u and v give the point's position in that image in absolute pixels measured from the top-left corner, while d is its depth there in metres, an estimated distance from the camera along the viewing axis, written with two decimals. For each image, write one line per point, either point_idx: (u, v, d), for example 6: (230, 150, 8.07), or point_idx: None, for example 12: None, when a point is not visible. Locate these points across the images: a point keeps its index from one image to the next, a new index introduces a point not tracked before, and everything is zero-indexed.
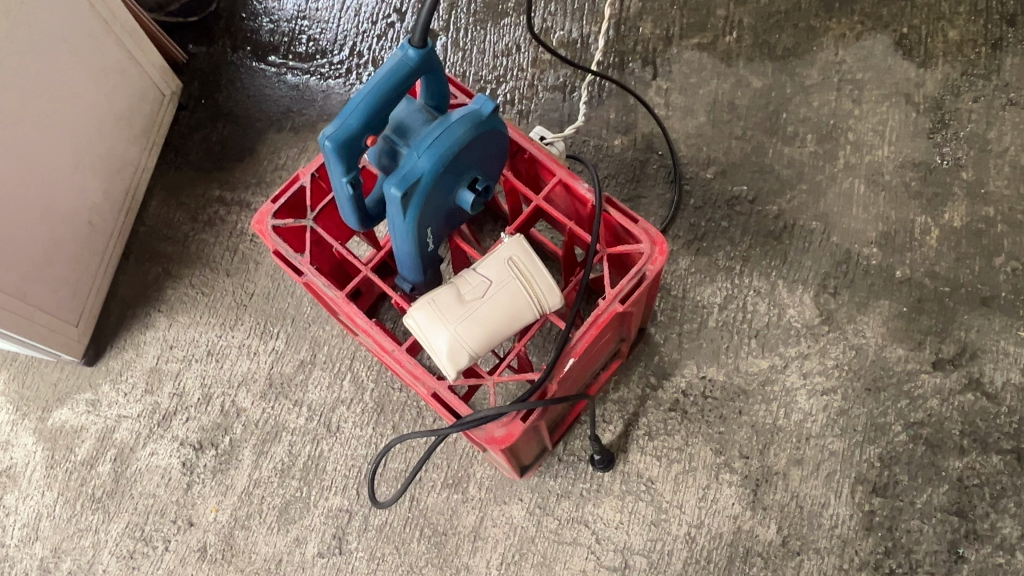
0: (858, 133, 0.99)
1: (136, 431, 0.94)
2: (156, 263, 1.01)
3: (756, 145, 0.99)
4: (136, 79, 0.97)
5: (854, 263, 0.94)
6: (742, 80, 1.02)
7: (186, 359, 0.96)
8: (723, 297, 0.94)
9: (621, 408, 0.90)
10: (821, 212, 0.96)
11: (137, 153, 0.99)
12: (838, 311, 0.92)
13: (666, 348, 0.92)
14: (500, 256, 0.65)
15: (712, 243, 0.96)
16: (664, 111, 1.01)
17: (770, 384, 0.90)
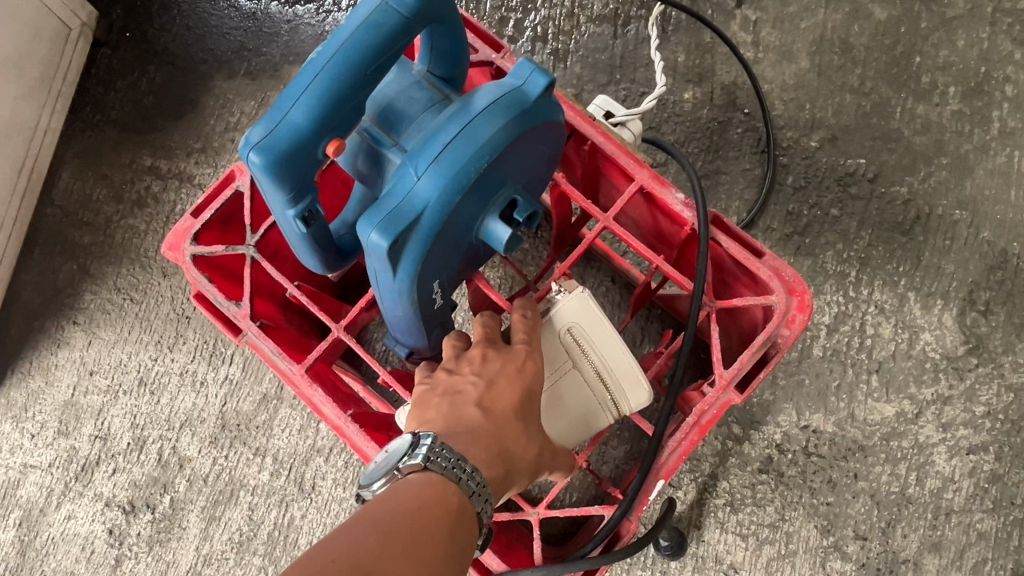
0: (1020, 86, 0.72)
1: (48, 487, 0.71)
2: (68, 258, 0.75)
3: (879, 102, 0.73)
4: (22, 8, 0.69)
5: (1013, 270, 0.69)
6: (859, 8, 0.75)
7: (111, 391, 0.73)
8: (833, 316, 0.69)
9: (693, 468, 0.67)
10: (968, 197, 0.70)
11: (32, 111, 0.73)
12: (990, 338, 0.68)
13: (755, 386, 0.68)
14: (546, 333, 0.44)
15: (818, 239, 0.70)
16: (752, 53, 0.74)
17: (897, 439, 0.66)
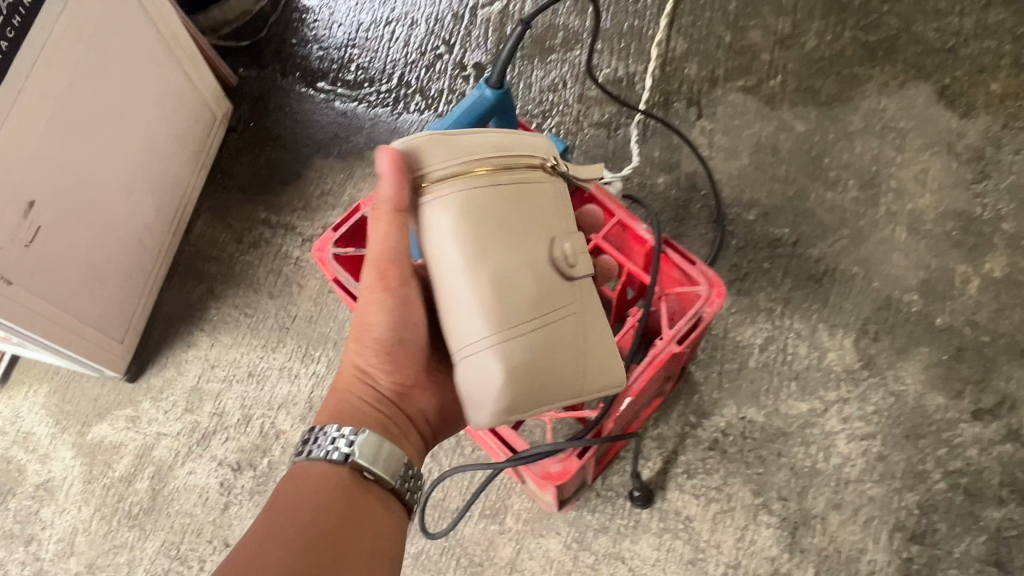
0: (900, 181, 1.00)
1: (176, 449, 0.95)
2: (199, 283, 1.01)
3: (799, 189, 1.00)
4: (193, 102, 0.98)
5: (895, 310, 0.95)
6: (786, 123, 1.04)
7: (227, 380, 0.97)
8: (764, 338, 0.94)
9: (660, 445, 0.91)
10: (863, 257, 0.97)
11: (188, 175, 1.00)
12: (879, 357, 0.93)
13: (706, 387, 0.93)
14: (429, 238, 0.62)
15: (753, 284, 0.96)
16: (707, 152, 1.03)
17: (810, 427, 0.90)
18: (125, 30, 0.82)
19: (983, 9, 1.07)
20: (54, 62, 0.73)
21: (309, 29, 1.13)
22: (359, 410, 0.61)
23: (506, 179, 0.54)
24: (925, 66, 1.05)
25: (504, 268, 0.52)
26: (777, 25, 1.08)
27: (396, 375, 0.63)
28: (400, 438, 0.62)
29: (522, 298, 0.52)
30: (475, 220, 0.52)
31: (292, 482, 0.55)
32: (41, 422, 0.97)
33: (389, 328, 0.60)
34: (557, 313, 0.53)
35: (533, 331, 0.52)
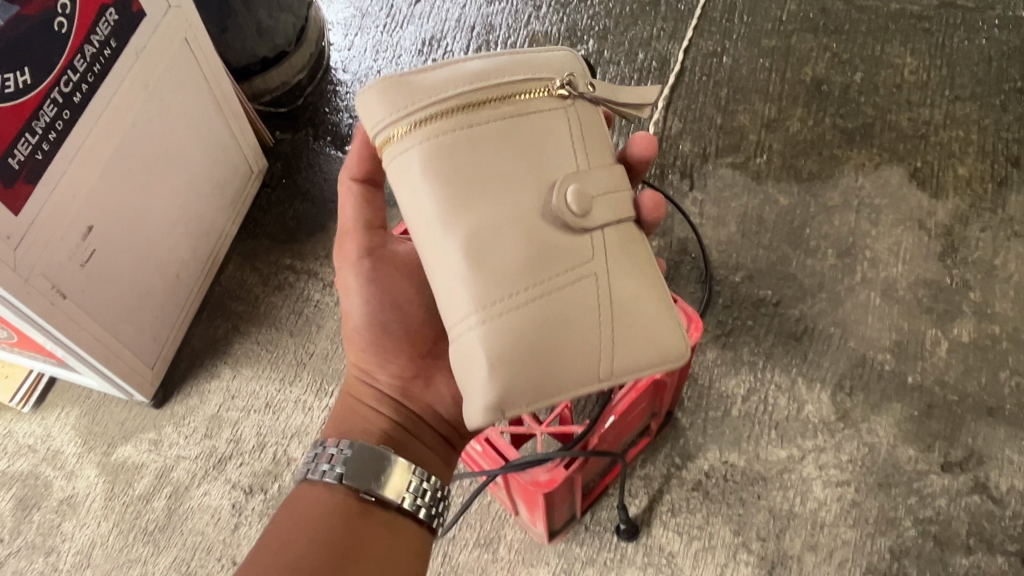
0: (876, 251, 1.09)
1: (193, 471, 1.01)
2: (226, 320, 1.10)
3: (781, 255, 1.09)
4: (235, 155, 1.09)
5: (869, 367, 1.02)
6: (770, 197, 1.13)
7: (245, 409, 1.04)
8: (746, 389, 1.01)
9: (646, 484, 0.96)
10: (840, 318, 1.05)
11: (224, 220, 1.10)
12: (853, 410, 0.99)
13: (692, 432, 0.99)
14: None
15: (737, 339, 1.04)
16: (698, 220, 1.12)
17: (788, 473, 0.96)
18: (182, 84, 0.93)
19: (952, 101, 1.18)
20: (123, 107, 0.83)
21: (342, 100, 1.26)
22: (358, 415, 0.67)
23: (485, 118, 0.58)
24: (899, 150, 1.16)
25: (486, 234, 0.56)
26: (763, 110, 1.20)
27: (389, 368, 0.69)
28: (405, 448, 0.66)
29: (506, 264, 0.56)
30: (444, 179, 0.57)
31: (301, 501, 0.61)
32: (70, 441, 1.04)
33: (362, 309, 0.69)
34: (547, 279, 0.56)
35: (528, 300, 0.56)
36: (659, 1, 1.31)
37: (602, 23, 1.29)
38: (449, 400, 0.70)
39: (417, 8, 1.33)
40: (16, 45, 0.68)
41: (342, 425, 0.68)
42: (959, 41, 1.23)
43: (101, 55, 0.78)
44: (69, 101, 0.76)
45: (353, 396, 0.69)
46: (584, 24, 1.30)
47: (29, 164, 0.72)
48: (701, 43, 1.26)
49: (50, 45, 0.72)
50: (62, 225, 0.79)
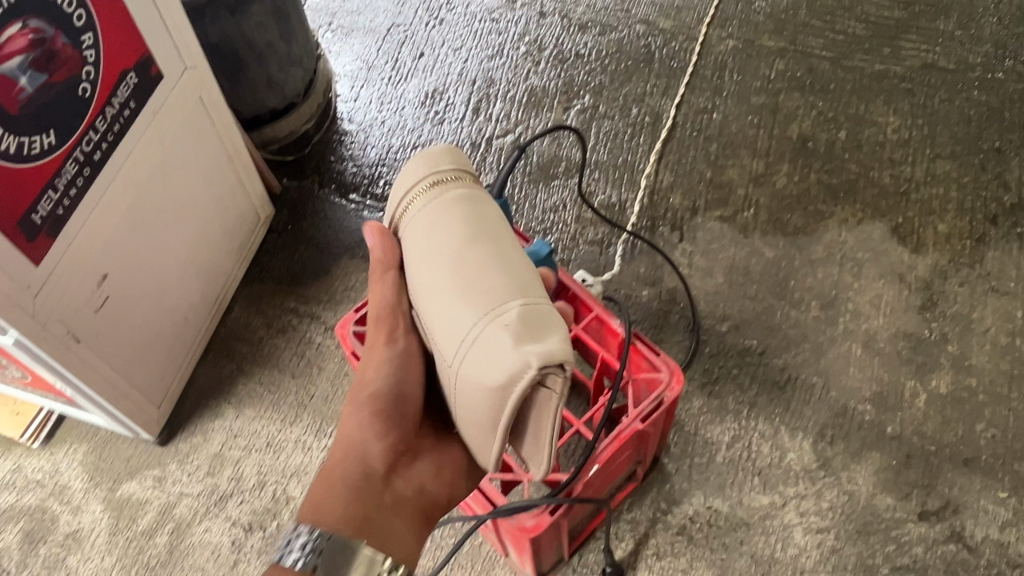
0: (857, 304, 1.13)
1: (195, 508, 1.04)
2: (231, 361, 1.14)
3: (767, 306, 1.13)
4: (243, 203, 1.13)
5: (849, 417, 1.05)
6: (757, 249, 1.18)
7: (247, 448, 1.08)
8: (730, 436, 1.04)
9: (633, 528, 0.99)
10: (822, 369, 1.08)
11: (231, 265, 1.15)
12: (834, 459, 1.02)
13: (677, 478, 1.02)
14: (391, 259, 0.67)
15: (723, 387, 1.08)
16: (687, 270, 1.17)
17: (770, 519, 0.99)
18: (194, 139, 0.98)
19: (932, 160, 1.24)
20: (138, 162, 0.88)
21: (347, 149, 1.31)
22: (337, 490, 0.67)
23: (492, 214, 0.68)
24: (881, 207, 1.20)
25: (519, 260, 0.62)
26: (751, 165, 1.25)
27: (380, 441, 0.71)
28: (379, 531, 0.66)
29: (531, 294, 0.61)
30: (483, 224, 0.63)
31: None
32: (77, 477, 1.08)
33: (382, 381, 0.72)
34: None
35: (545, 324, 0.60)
36: (653, 58, 1.37)
37: (598, 78, 1.35)
38: (429, 477, 0.73)
39: (421, 61, 1.39)
40: (43, 110, 0.73)
41: (318, 502, 0.66)
42: (939, 101, 1.29)
43: (120, 115, 0.83)
44: (90, 159, 0.81)
45: (341, 467, 0.69)
46: (581, 79, 1.35)
47: (50, 220, 0.77)
48: (693, 100, 1.32)
49: (73, 108, 0.77)
50: (79, 275, 0.83)
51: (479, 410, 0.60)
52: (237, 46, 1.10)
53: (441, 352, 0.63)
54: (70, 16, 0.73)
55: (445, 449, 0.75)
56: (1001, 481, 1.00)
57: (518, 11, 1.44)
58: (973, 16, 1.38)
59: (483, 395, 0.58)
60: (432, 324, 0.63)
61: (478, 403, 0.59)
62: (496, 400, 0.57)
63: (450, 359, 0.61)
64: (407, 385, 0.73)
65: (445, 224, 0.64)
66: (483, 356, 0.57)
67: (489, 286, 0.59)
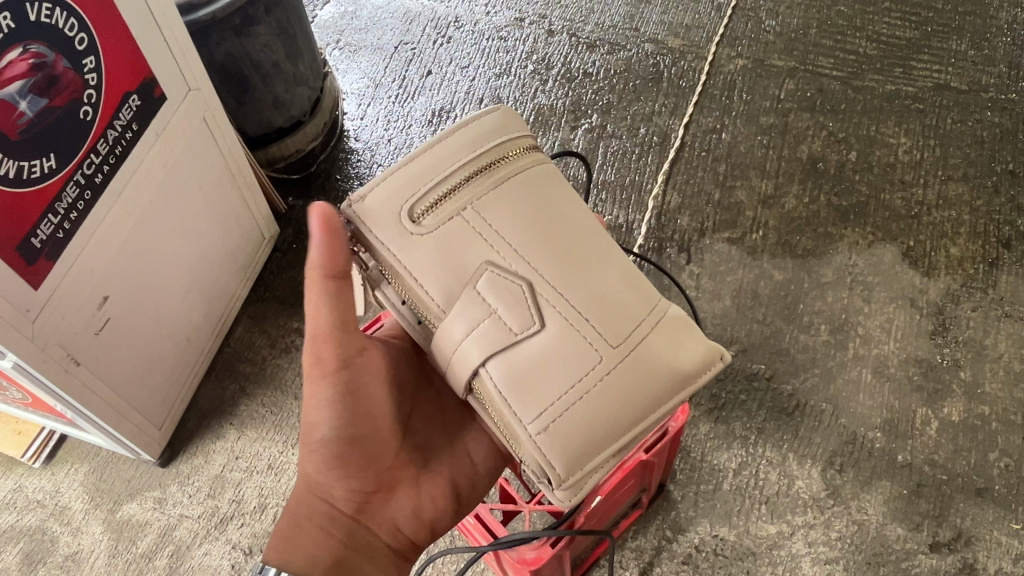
0: (868, 328, 1.11)
1: (195, 531, 1.03)
2: (233, 381, 1.13)
3: (775, 330, 1.12)
4: (247, 222, 1.13)
5: (859, 444, 1.03)
6: (765, 272, 1.16)
7: (248, 470, 1.07)
8: (738, 463, 1.02)
9: (637, 556, 0.97)
10: (832, 395, 1.06)
11: (234, 284, 1.14)
12: (843, 487, 1.00)
13: (683, 505, 1.00)
14: (456, 219, 0.62)
15: (730, 412, 1.06)
16: (694, 293, 1.15)
17: (778, 548, 0.97)
18: (198, 159, 0.97)
19: (944, 182, 1.22)
20: (141, 183, 0.88)
21: (353, 167, 1.31)
22: (310, 537, 0.65)
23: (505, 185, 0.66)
24: (892, 229, 1.19)
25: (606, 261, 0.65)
26: (760, 186, 1.24)
27: (351, 484, 0.67)
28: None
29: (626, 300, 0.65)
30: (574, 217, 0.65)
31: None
32: (77, 498, 1.07)
33: (331, 426, 0.65)
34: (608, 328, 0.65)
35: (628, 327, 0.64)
36: (661, 77, 1.36)
37: (606, 97, 1.34)
38: (408, 515, 0.71)
39: (428, 79, 1.39)
40: (44, 133, 0.73)
41: (288, 546, 0.64)
42: (952, 122, 1.28)
43: (122, 138, 0.83)
44: (91, 181, 0.80)
45: (308, 510, 0.67)
46: (588, 98, 1.35)
47: (50, 243, 0.77)
48: (701, 119, 1.31)
49: (75, 131, 0.76)
50: (79, 298, 0.83)
51: (604, 416, 0.59)
52: (243, 67, 1.10)
53: (535, 343, 0.59)
54: (71, 39, 0.72)
55: (427, 483, 0.73)
56: (1015, 512, 0.97)
57: (526, 30, 1.43)
58: (985, 36, 1.36)
59: (626, 402, 0.59)
60: (536, 306, 0.59)
61: (602, 406, 0.59)
62: (640, 412, 0.59)
63: (578, 350, 0.59)
64: (364, 419, 0.67)
65: (552, 206, 0.63)
66: (652, 364, 0.60)
67: (637, 293, 0.63)
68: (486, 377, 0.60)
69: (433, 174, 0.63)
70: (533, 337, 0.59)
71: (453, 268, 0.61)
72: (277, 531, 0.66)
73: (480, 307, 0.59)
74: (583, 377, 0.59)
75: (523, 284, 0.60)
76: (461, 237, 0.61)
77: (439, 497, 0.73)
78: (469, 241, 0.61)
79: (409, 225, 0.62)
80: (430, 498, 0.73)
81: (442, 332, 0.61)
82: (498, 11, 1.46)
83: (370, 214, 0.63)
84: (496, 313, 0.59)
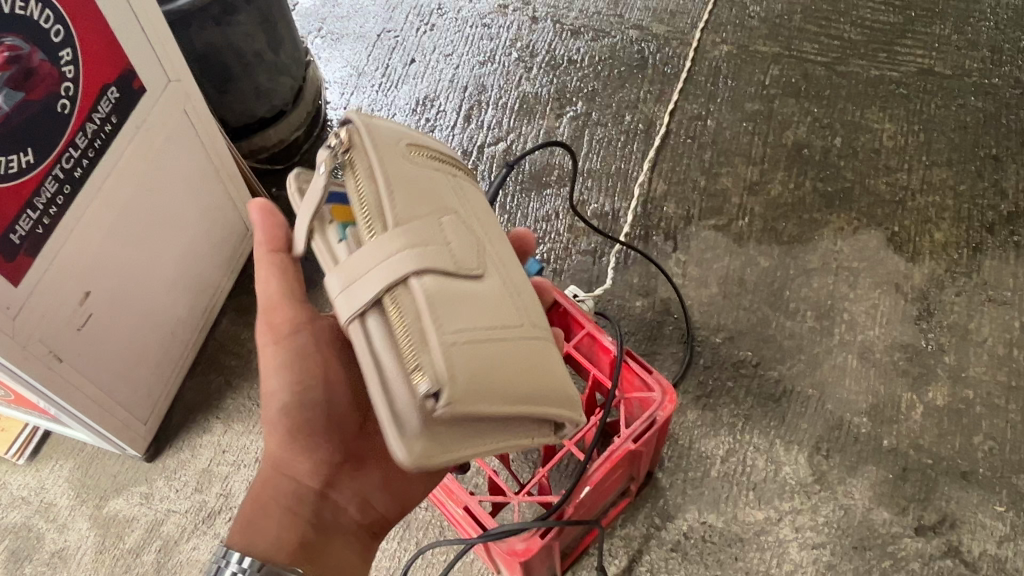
0: (853, 313, 1.12)
1: (183, 525, 1.03)
2: (219, 374, 1.13)
3: (761, 317, 1.12)
4: (230, 215, 1.12)
5: (845, 430, 1.03)
6: (751, 259, 1.16)
7: (236, 464, 1.06)
8: (725, 450, 1.03)
9: (626, 544, 0.97)
10: (818, 381, 1.07)
11: (219, 277, 1.13)
12: (830, 472, 1.01)
13: (671, 493, 1.00)
14: (434, 172, 0.61)
15: (717, 400, 1.06)
16: (681, 280, 1.15)
17: (766, 534, 0.97)
18: (179, 152, 0.96)
19: (928, 167, 1.23)
20: (121, 177, 0.87)
21: None
22: (272, 515, 0.65)
23: None
24: (876, 215, 1.19)
25: None
26: (746, 173, 1.24)
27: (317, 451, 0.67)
28: (317, 556, 0.65)
29: None
30: None
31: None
32: (62, 494, 1.06)
33: (290, 391, 0.66)
34: None
35: None
36: (646, 64, 1.35)
37: (591, 84, 1.34)
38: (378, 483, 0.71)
39: (411, 68, 1.37)
40: (21, 128, 0.72)
41: (249, 528, 0.64)
42: (935, 107, 1.28)
43: (101, 131, 0.82)
44: (69, 176, 0.79)
45: (270, 490, 0.66)
46: (573, 85, 1.34)
47: (29, 239, 0.75)
48: (687, 106, 1.31)
49: (52, 125, 0.75)
50: (60, 293, 0.82)
51: (501, 378, 0.54)
52: (224, 56, 1.09)
53: (476, 289, 0.56)
54: (47, 32, 0.71)
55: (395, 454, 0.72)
56: (999, 495, 0.98)
57: (511, 17, 1.42)
58: (968, 20, 1.36)
59: (522, 380, 0.56)
60: (480, 258, 0.58)
61: (509, 370, 0.55)
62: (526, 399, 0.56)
63: (506, 311, 0.57)
64: (320, 386, 0.67)
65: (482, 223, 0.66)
66: (547, 369, 0.59)
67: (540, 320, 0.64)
68: (420, 288, 0.52)
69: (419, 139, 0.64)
70: (472, 281, 0.56)
71: (419, 197, 0.57)
72: (241, 514, 0.66)
73: (436, 236, 0.55)
74: (499, 334, 0.56)
75: (476, 243, 0.59)
76: (438, 186, 0.60)
77: (406, 465, 0.73)
78: (440, 192, 0.60)
79: (401, 155, 0.59)
80: (399, 468, 0.72)
81: (383, 238, 0.53)
82: None
83: (369, 125, 0.59)
84: (450, 246, 0.56)
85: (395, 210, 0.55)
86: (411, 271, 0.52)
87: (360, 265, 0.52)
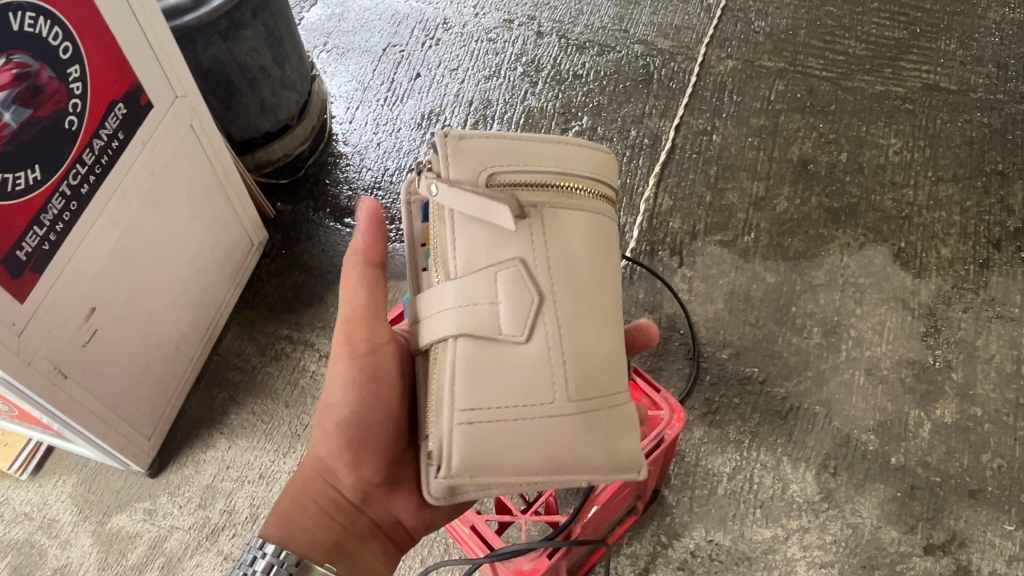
0: (860, 330, 1.11)
1: (185, 542, 1.02)
2: (223, 390, 1.12)
3: (768, 332, 1.12)
4: (235, 230, 1.12)
5: (852, 447, 1.03)
6: (757, 274, 1.16)
7: (239, 480, 1.05)
8: (732, 468, 1.02)
9: (632, 562, 0.97)
10: (824, 398, 1.06)
11: (223, 292, 1.13)
12: (837, 490, 1.00)
13: (678, 510, 0.99)
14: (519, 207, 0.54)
15: (723, 416, 1.06)
16: (687, 295, 1.15)
17: (773, 553, 0.97)
18: (184, 169, 0.96)
19: (935, 183, 1.23)
20: (127, 193, 0.87)
21: (342, 172, 1.30)
22: (310, 515, 0.65)
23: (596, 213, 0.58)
24: (883, 231, 1.19)
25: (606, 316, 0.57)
26: (751, 188, 1.24)
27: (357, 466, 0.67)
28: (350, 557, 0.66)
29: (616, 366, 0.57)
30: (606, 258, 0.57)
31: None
32: (66, 510, 1.05)
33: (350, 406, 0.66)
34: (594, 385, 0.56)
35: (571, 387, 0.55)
36: (652, 79, 1.35)
37: (596, 99, 1.34)
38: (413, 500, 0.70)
39: (417, 82, 1.38)
40: (27, 145, 0.71)
41: (287, 523, 0.65)
42: (941, 122, 1.28)
43: (108, 148, 0.82)
44: (76, 192, 0.79)
45: (313, 491, 0.67)
46: (578, 100, 1.34)
47: (35, 256, 0.75)
48: (691, 121, 1.31)
49: (59, 142, 0.75)
50: (65, 311, 0.81)
51: (521, 451, 0.54)
52: (230, 71, 1.09)
53: (516, 354, 0.54)
54: (55, 49, 0.71)
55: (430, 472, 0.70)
56: (1008, 514, 0.97)
57: (516, 31, 1.43)
58: (974, 36, 1.37)
59: (544, 449, 0.54)
60: (528, 320, 0.54)
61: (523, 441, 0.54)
62: (553, 468, 0.54)
63: (483, 375, 0.54)
64: (376, 408, 0.66)
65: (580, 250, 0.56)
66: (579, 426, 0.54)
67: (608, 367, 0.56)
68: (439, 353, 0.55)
69: (529, 159, 0.56)
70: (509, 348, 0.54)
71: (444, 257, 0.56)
72: (280, 507, 0.67)
73: (486, 290, 0.54)
74: (530, 403, 0.54)
75: (534, 293, 0.54)
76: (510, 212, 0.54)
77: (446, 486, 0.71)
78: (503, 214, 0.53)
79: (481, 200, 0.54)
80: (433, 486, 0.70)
81: (444, 288, 0.55)
82: (486, 13, 1.45)
83: (457, 153, 0.55)
84: (495, 305, 0.54)
85: (458, 260, 0.55)
86: (465, 331, 0.54)
87: (430, 301, 0.56)
